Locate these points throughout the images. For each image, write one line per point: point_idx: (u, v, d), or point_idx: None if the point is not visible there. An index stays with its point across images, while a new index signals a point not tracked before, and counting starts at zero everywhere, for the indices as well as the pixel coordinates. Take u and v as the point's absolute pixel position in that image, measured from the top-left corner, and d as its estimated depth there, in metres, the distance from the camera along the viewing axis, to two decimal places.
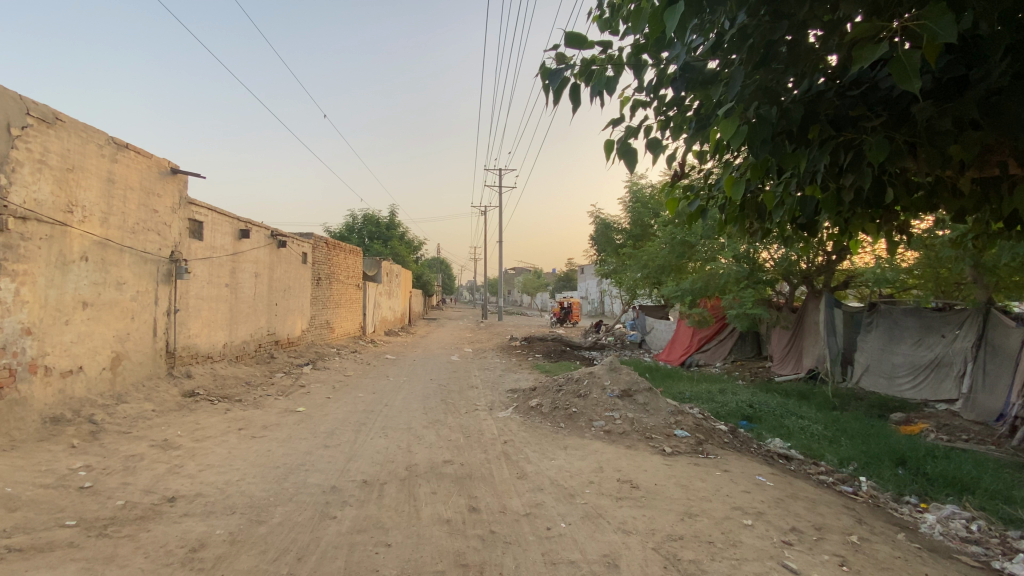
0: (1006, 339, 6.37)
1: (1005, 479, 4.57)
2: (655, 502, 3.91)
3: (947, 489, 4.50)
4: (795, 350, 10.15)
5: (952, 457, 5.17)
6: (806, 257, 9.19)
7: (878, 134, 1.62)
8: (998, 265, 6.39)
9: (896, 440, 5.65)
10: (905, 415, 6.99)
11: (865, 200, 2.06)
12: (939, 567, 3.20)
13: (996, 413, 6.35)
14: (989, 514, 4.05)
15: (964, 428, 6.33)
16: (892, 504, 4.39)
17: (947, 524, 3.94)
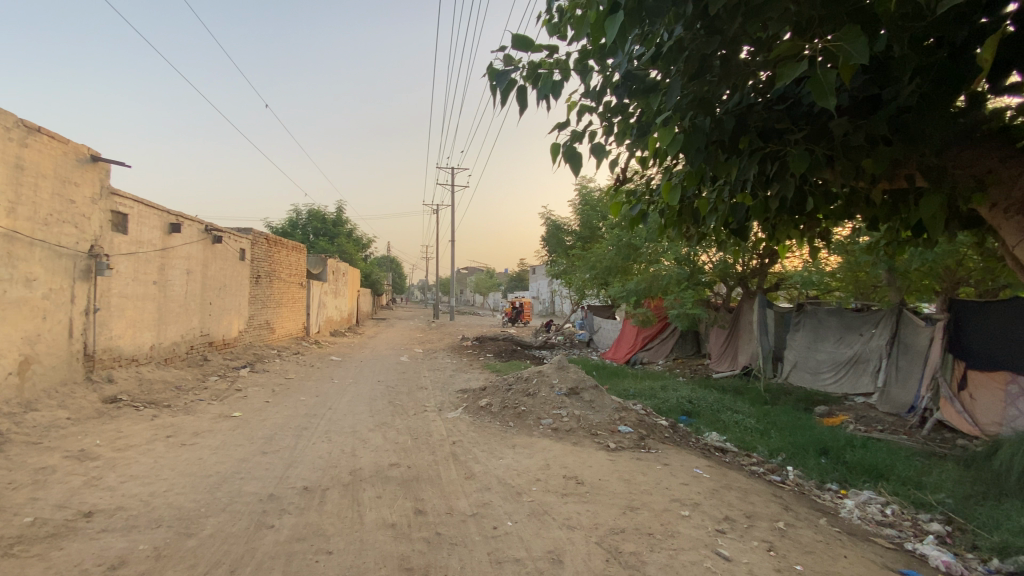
0: (915, 338, 6.99)
1: (912, 465, 5.03)
2: (599, 497, 4.01)
3: (864, 475, 4.89)
4: (730, 349, 10.70)
5: (868, 446, 5.62)
6: (742, 260, 9.72)
7: (800, 146, 1.74)
8: (906, 269, 7.02)
9: (819, 432, 6.08)
10: (828, 408, 7.55)
11: (791, 208, 2.20)
12: (854, 548, 3.48)
13: (907, 405, 6.90)
14: (901, 498, 4.44)
15: (879, 419, 6.91)
16: (816, 491, 4.72)
17: (864, 509, 4.29)
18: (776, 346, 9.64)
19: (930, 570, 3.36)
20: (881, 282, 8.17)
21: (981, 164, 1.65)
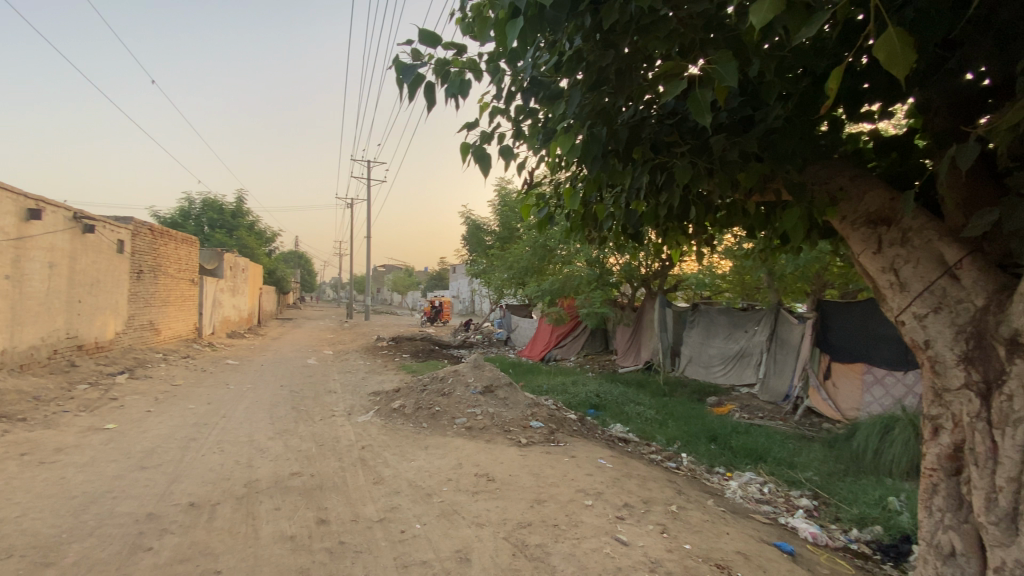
0: (790, 335, 7.77)
1: (784, 447, 5.66)
2: (508, 493, 4.07)
3: (746, 458, 5.43)
4: (635, 345, 11.37)
5: (749, 431, 6.24)
6: (646, 262, 10.35)
7: (685, 159, 1.88)
8: (782, 273, 7.89)
9: (710, 420, 6.65)
10: (718, 398, 8.28)
11: (680, 215, 2.38)
12: (734, 524, 3.84)
13: (782, 394, 7.72)
14: (775, 477, 4.98)
15: (759, 407, 7.71)
16: (706, 475, 5.17)
17: (745, 488, 4.76)
18: (675, 342, 10.40)
19: (801, 540, 3.82)
20: (762, 284, 9.11)
21: (835, 181, 1.81)
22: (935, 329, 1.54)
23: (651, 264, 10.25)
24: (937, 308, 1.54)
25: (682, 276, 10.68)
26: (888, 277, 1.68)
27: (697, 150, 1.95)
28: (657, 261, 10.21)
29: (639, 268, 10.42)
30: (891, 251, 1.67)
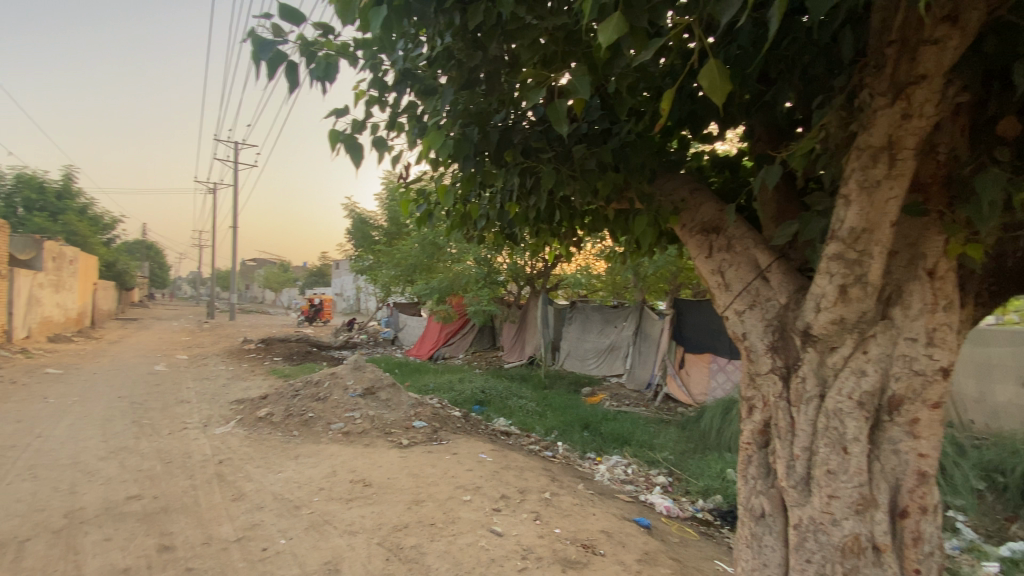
0: (651, 329, 8.63)
1: (646, 431, 6.23)
2: (384, 497, 3.94)
3: (614, 443, 5.88)
4: (519, 341, 11.69)
5: (617, 418, 6.78)
6: (530, 262, 10.71)
7: (550, 164, 1.98)
8: (647, 273, 8.68)
9: (584, 409, 7.09)
10: (592, 389, 8.87)
11: (550, 217, 2.49)
12: (601, 505, 4.14)
13: (644, 381, 8.50)
14: (638, 458, 5.46)
15: (626, 395, 8.41)
16: (578, 460, 5.51)
17: (613, 470, 5.18)
18: (555, 337, 10.89)
19: (657, 514, 4.25)
20: (632, 284, 9.95)
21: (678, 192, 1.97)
22: (750, 323, 1.67)
23: (534, 263, 10.64)
24: (751, 305, 1.68)
25: (563, 275, 11.25)
26: (716, 279, 1.81)
27: (562, 158, 2.07)
28: (540, 261, 10.63)
29: (524, 267, 10.74)
30: (719, 256, 1.81)
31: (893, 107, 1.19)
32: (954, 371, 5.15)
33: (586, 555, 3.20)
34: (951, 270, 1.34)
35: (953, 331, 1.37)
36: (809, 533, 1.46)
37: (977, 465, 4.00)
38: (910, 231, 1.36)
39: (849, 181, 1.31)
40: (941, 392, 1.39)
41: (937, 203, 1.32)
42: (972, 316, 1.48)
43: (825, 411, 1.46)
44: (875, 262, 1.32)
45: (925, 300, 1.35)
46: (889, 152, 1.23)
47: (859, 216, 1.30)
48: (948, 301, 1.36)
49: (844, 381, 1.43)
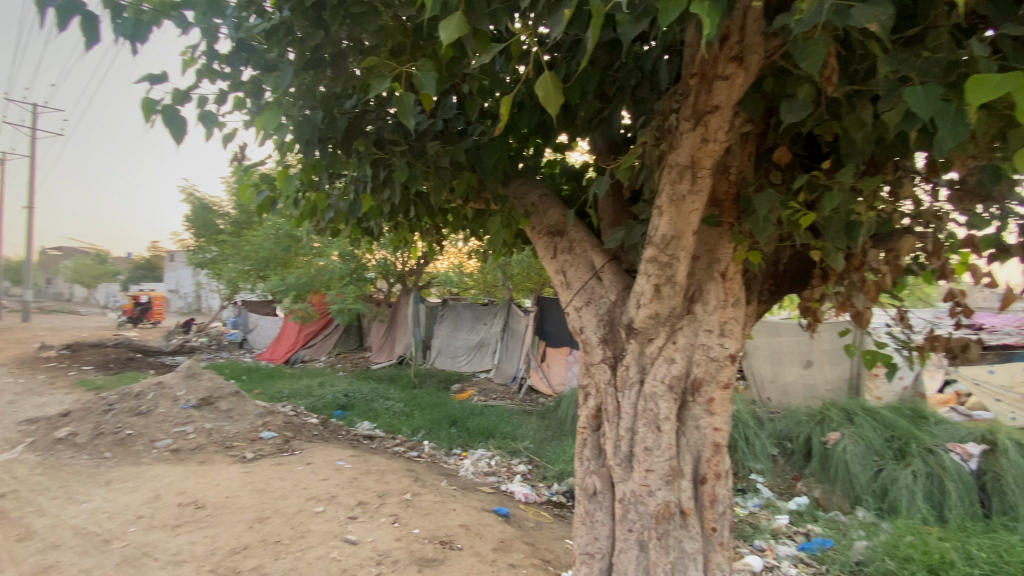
0: (518, 325, 8.99)
1: (510, 423, 6.43)
2: (220, 518, 3.50)
3: (479, 437, 5.97)
4: (388, 340, 11.28)
5: (483, 412, 6.91)
6: (398, 258, 10.40)
7: (401, 158, 1.92)
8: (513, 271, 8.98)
9: (451, 406, 7.09)
10: (460, 385, 8.90)
11: (404, 212, 2.43)
12: (463, 500, 4.18)
13: (511, 375, 8.81)
14: (501, 450, 5.61)
15: (493, 389, 8.61)
16: (444, 457, 5.50)
17: (477, 464, 5.26)
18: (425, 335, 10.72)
19: (516, 502, 4.43)
20: (500, 282, 10.22)
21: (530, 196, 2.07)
22: (587, 318, 1.82)
23: (403, 260, 10.37)
24: (588, 302, 1.83)
25: (433, 273, 11.15)
26: (560, 278, 1.95)
27: (416, 152, 2.04)
28: (408, 258, 10.39)
29: (393, 264, 10.37)
30: (562, 257, 1.95)
31: (694, 132, 1.37)
32: (752, 357, 6.17)
33: (442, 552, 3.20)
34: (737, 272, 1.60)
35: (738, 323, 1.64)
36: (631, 505, 1.65)
37: (772, 433, 4.87)
38: (709, 239, 1.59)
39: (661, 194, 1.47)
40: (729, 375, 1.65)
41: (728, 216, 1.55)
42: (752, 311, 1.80)
43: (643, 395, 1.64)
44: (681, 265, 1.52)
45: (717, 298, 1.59)
46: (691, 170, 1.41)
47: (669, 224, 1.47)
48: (735, 298, 1.62)
49: (658, 367, 1.63)
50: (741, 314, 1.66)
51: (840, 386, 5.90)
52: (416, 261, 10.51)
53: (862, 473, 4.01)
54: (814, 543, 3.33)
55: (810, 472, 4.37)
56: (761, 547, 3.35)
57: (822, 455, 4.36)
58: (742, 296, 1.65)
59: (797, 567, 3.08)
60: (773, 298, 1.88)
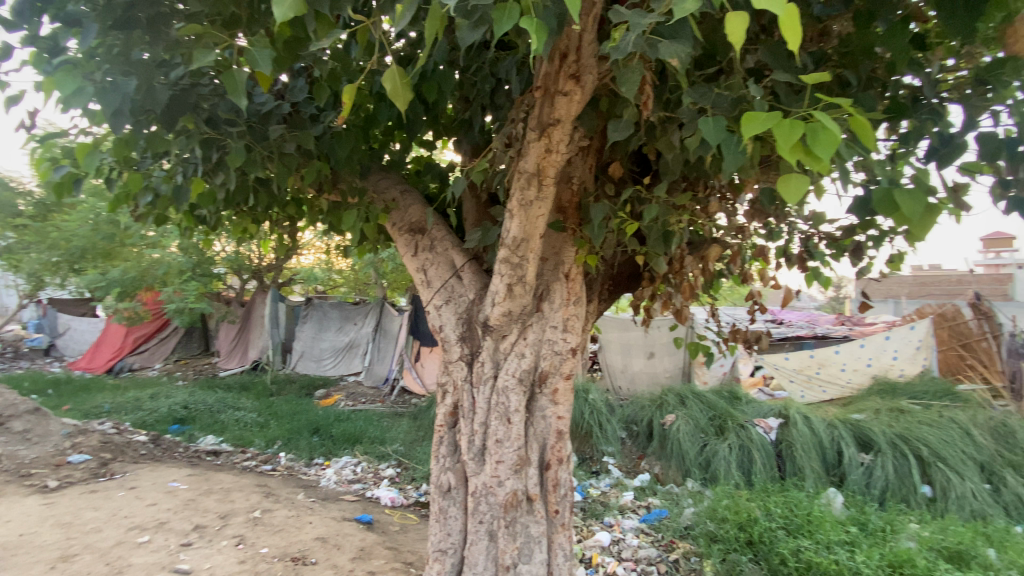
0: (391, 325, 8.76)
1: (378, 427, 6.17)
2: (7, 563, 2.87)
3: (344, 444, 5.63)
4: (241, 343, 10.13)
5: (349, 417, 6.55)
6: (254, 253, 9.48)
7: (240, 141, 1.75)
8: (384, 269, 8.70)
9: (313, 413, 6.61)
10: (326, 390, 8.33)
11: (246, 200, 2.20)
12: (323, 511, 3.93)
13: (383, 377, 8.53)
14: (368, 455, 5.36)
15: (362, 393, 8.20)
16: (303, 469, 5.08)
17: (340, 473, 4.96)
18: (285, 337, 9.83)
19: (381, 508, 4.26)
20: (372, 281, 9.84)
21: (389, 192, 2.01)
22: (445, 316, 1.83)
23: (260, 255, 9.46)
24: (446, 300, 1.84)
25: (296, 270, 10.38)
26: (419, 277, 1.93)
27: (258, 136, 1.87)
28: (266, 253, 9.50)
29: (247, 259, 9.42)
30: (422, 255, 1.93)
31: (539, 142, 1.44)
32: (606, 350, 6.83)
33: (293, 569, 2.97)
34: (579, 274, 1.73)
35: (580, 320, 1.77)
36: (482, 497, 1.70)
37: (621, 419, 5.43)
38: (556, 243, 1.71)
39: (512, 198, 1.53)
40: (572, 366, 1.77)
41: (572, 221, 1.67)
42: (594, 309, 1.97)
43: (496, 390, 1.71)
44: (530, 266, 1.60)
45: (562, 297, 1.71)
46: (537, 177, 1.49)
47: (519, 227, 1.54)
48: (578, 297, 1.75)
49: (509, 362, 1.70)
50: (584, 311, 1.80)
51: (675, 373, 6.71)
52: (276, 257, 9.66)
53: (691, 448, 4.61)
54: (652, 515, 3.75)
55: (652, 452, 4.94)
56: (610, 523, 3.68)
57: (661, 435, 4.94)
58: (585, 296, 1.80)
59: (638, 537, 3.44)
60: (612, 297, 2.08)
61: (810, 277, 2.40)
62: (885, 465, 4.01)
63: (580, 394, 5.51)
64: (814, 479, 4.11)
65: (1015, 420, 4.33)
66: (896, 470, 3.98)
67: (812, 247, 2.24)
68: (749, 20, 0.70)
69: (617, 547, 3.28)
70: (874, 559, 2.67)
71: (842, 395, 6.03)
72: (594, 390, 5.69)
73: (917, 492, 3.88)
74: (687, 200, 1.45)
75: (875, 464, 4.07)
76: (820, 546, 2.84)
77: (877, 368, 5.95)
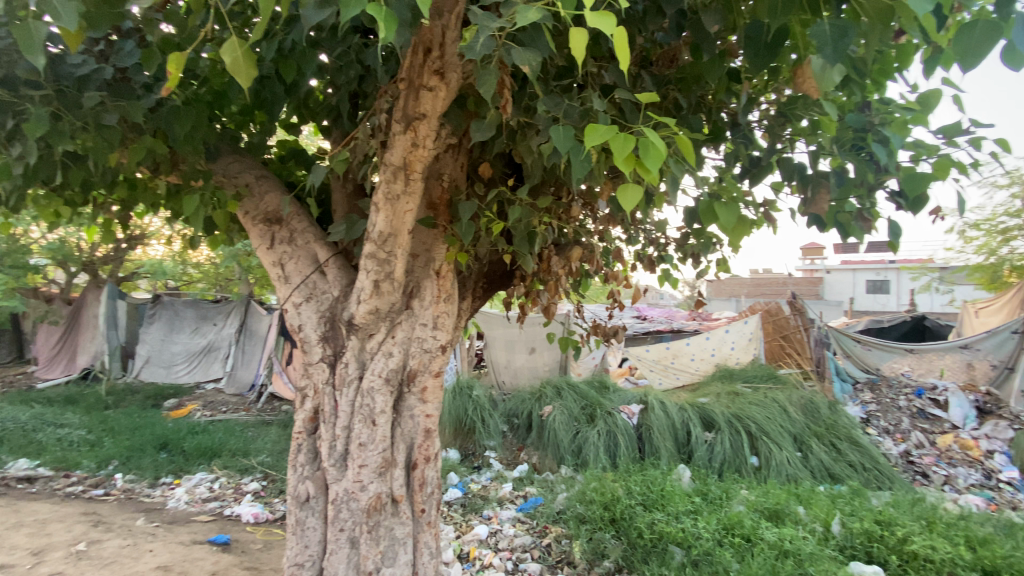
0: (257, 325, 7.91)
1: (242, 438, 5.59)
2: None
3: (199, 458, 5.01)
4: (66, 348, 8.47)
5: (206, 429, 5.85)
6: (84, 242, 8.05)
7: (45, 108, 1.47)
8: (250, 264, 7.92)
9: (160, 426, 5.79)
10: (178, 399, 7.33)
11: (57, 177, 1.85)
12: (170, 536, 3.47)
13: (247, 384, 7.69)
14: (229, 469, 4.82)
15: (223, 401, 7.37)
16: (146, 490, 4.43)
17: (193, 492, 4.38)
18: (126, 341, 8.46)
19: (240, 526, 3.80)
20: (236, 277, 8.91)
21: (242, 177, 1.82)
22: (306, 315, 1.72)
23: (92, 244, 8.07)
24: (308, 298, 1.73)
25: (141, 262, 9.03)
26: (277, 272, 1.79)
27: (71, 103, 1.59)
28: (100, 242, 8.13)
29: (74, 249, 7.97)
30: (280, 248, 1.79)
31: (405, 135, 1.41)
32: (490, 346, 7.05)
33: None
34: (450, 271, 1.72)
35: (450, 317, 1.76)
36: (343, 504, 1.63)
37: (503, 413, 5.61)
38: (426, 239, 1.69)
39: (377, 191, 1.49)
40: (441, 363, 1.77)
41: (442, 218, 1.66)
42: (467, 306, 1.98)
43: (361, 391, 1.64)
44: (398, 263, 1.57)
45: (432, 294, 1.69)
46: (403, 171, 1.46)
47: (385, 222, 1.50)
48: (448, 295, 1.74)
49: (376, 362, 1.65)
50: (455, 309, 1.80)
51: (553, 366, 7.15)
52: (113, 247, 8.31)
53: (565, 436, 4.86)
54: (528, 504, 3.89)
55: (530, 442, 5.15)
56: (488, 516, 3.77)
57: (538, 426, 5.15)
58: (456, 294, 1.80)
59: (514, 527, 3.56)
60: (485, 295, 2.11)
61: (662, 277, 2.69)
62: (723, 442, 4.61)
63: (463, 392, 5.61)
64: (667, 456, 4.60)
65: (820, 397, 5.22)
66: (732, 446, 4.59)
67: (666, 250, 2.47)
68: (589, 38, 0.75)
69: (494, 539, 3.37)
70: (712, 524, 3.05)
71: (693, 380, 6.78)
72: (476, 386, 5.81)
73: (748, 463, 4.49)
74: (550, 202, 1.52)
75: (715, 441, 4.66)
76: (670, 517, 3.16)
77: (718, 357, 6.72)
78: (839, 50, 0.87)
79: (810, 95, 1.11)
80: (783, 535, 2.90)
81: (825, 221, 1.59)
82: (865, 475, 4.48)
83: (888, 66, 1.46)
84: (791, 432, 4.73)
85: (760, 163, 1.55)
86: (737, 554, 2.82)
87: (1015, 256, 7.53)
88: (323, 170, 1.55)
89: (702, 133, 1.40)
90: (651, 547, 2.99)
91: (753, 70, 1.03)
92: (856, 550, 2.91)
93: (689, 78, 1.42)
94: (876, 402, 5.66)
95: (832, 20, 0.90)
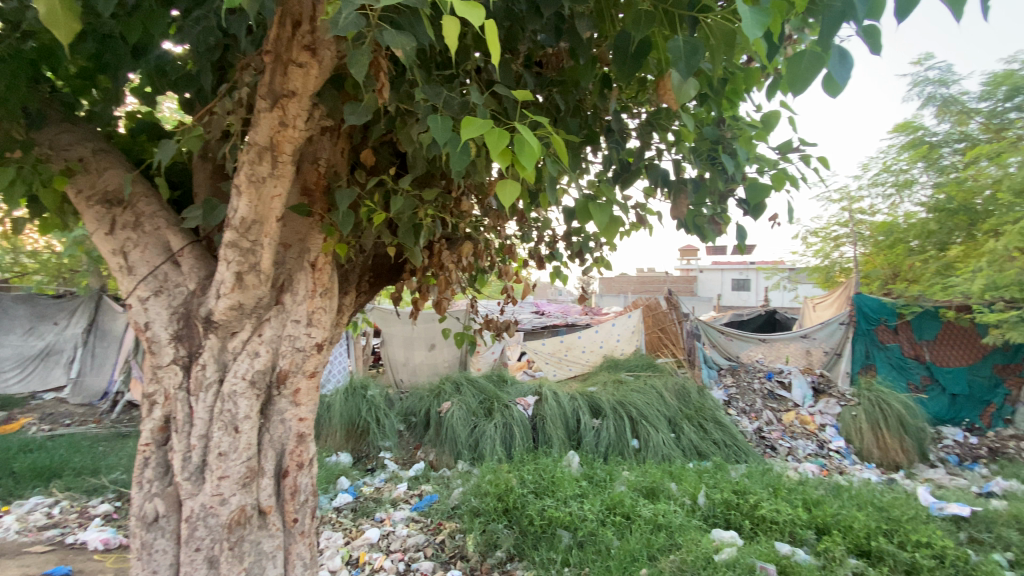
0: (111, 324, 6.88)
1: (91, 454, 4.82)
2: None
3: (33, 481, 4.24)
4: None
5: (43, 446, 4.96)
6: None
7: None
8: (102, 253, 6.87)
9: None
10: (5, 413, 6.13)
11: None
12: None
13: (99, 392, 6.67)
14: (74, 491, 4.12)
15: (68, 413, 6.31)
16: None
17: (23, 520, 3.68)
18: None
19: (84, 555, 3.23)
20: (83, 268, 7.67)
21: (74, 149, 1.54)
22: (154, 311, 1.52)
23: None
24: (157, 291, 1.52)
25: None
26: (118, 261, 1.55)
27: None
28: None
29: None
30: (123, 234, 1.55)
31: (271, 113, 1.31)
32: (388, 344, 6.97)
33: None
34: (328, 263, 1.64)
35: (327, 313, 1.67)
36: (200, 521, 1.46)
37: (400, 412, 5.50)
38: (300, 228, 1.59)
39: (239, 172, 1.37)
40: (317, 363, 1.67)
41: (319, 206, 1.57)
42: (350, 302, 1.89)
43: (221, 396, 1.49)
44: (265, 252, 1.45)
45: (306, 287, 1.59)
46: (271, 153, 1.35)
47: (248, 206, 1.39)
48: (326, 288, 1.65)
49: (239, 363, 1.50)
50: (333, 304, 1.71)
51: (453, 363, 7.08)
52: None
53: (462, 431, 4.86)
54: (423, 502, 3.81)
55: (427, 441, 5.07)
56: (380, 518, 3.64)
57: (436, 423, 5.11)
58: (335, 288, 1.71)
59: (407, 526, 3.47)
60: (371, 290, 2.03)
61: (552, 274, 2.78)
62: (609, 427, 4.92)
63: (358, 393, 5.51)
64: (559, 443, 4.77)
65: (691, 383, 5.77)
66: (616, 431, 4.91)
67: (556, 247, 2.55)
68: (460, 25, 0.73)
69: (386, 541, 3.28)
70: (597, 506, 3.23)
71: (585, 369, 7.12)
72: (372, 387, 5.74)
73: (629, 446, 4.83)
74: (433, 195, 1.50)
75: (602, 427, 4.95)
76: (559, 502, 3.29)
77: (606, 348, 7.20)
78: (691, 67, 0.95)
79: (669, 105, 1.22)
80: (658, 510, 3.16)
81: (686, 224, 1.74)
82: (726, 450, 5.02)
83: (737, 87, 1.63)
84: (666, 415, 5.18)
85: (630, 168, 1.65)
86: (618, 532, 3.01)
87: (842, 259, 8.92)
88: (173, 146, 1.38)
89: (578, 137, 1.46)
90: (541, 533, 3.07)
91: (621, 78, 1.10)
92: (718, 518, 3.26)
93: (568, 81, 1.47)
94: (735, 385, 6.41)
95: (685, 37, 0.98)
